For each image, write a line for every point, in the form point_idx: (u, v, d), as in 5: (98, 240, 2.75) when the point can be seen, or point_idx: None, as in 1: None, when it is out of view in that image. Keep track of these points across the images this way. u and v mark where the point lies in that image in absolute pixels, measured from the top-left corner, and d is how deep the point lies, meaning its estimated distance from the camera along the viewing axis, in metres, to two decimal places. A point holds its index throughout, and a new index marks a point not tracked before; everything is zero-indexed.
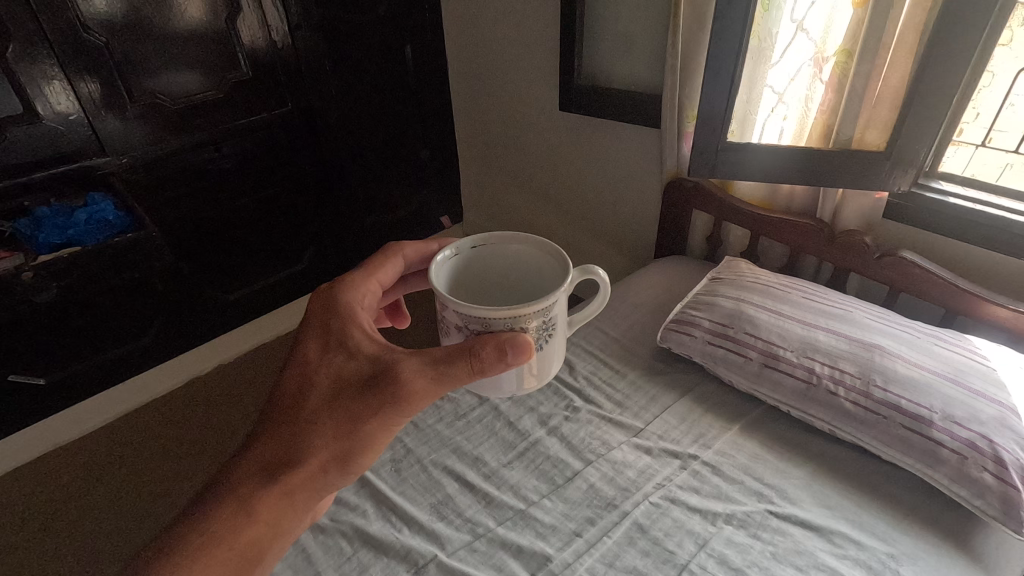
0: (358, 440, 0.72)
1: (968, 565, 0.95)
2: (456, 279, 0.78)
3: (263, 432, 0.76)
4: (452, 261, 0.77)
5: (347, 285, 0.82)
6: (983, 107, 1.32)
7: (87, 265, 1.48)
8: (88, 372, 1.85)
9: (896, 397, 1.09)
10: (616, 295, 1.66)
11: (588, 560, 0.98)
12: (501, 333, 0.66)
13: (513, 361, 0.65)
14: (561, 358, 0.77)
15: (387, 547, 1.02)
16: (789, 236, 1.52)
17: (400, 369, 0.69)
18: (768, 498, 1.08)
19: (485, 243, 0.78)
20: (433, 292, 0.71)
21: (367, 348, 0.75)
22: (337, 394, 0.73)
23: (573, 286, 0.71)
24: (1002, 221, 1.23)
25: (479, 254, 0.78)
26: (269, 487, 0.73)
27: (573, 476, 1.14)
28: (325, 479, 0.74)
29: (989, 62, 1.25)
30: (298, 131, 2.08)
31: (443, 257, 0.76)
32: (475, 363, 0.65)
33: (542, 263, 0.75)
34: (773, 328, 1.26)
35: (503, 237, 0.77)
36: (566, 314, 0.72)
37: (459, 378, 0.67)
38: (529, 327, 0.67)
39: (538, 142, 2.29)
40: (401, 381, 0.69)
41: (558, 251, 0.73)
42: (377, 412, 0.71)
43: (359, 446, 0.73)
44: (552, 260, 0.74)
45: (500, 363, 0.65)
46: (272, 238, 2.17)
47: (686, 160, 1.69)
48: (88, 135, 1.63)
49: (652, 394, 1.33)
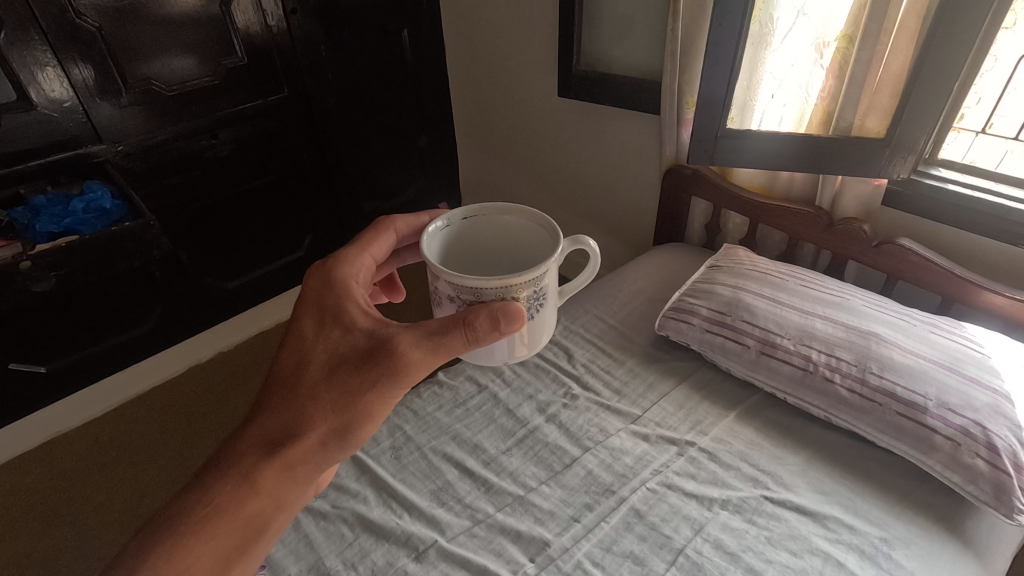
0: (359, 411, 0.71)
1: (958, 549, 0.97)
2: (447, 251, 0.78)
3: (261, 407, 0.74)
4: (444, 232, 0.77)
5: (342, 260, 0.82)
6: (984, 91, 1.30)
7: (87, 253, 1.47)
8: (89, 359, 1.87)
9: (892, 384, 1.10)
10: (615, 282, 1.66)
11: (586, 545, 1.00)
12: (493, 302, 0.67)
13: (506, 329, 0.67)
14: (551, 328, 0.79)
15: (388, 533, 1.03)
16: (789, 223, 1.52)
17: (398, 340, 0.69)
18: (764, 484, 1.09)
19: (476, 215, 0.78)
20: (425, 264, 0.71)
21: (365, 321, 0.75)
22: (337, 366, 0.72)
23: (563, 257, 0.72)
24: (1000, 209, 1.23)
25: (470, 226, 0.78)
26: (269, 461, 0.70)
27: (572, 462, 1.15)
28: (325, 453, 0.72)
29: (992, 46, 1.23)
30: (295, 117, 2.06)
31: (435, 229, 0.76)
32: (471, 333, 0.66)
33: (534, 234, 0.76)
34: (771, 316, 1.27)
35: (495, 207, 0.77)
36: (556, 284, 0.73)
37: (455, 348, 0.68)
38: (520, 297, 0.69)
39: (537, 127, 2.28)
40: (400, 351, 0.69)
41: (550, 223, 0.73)
42: (378, 382, 0.70)
43: (360, 419, 0.71)
44: (544, 232, 0.74)
45: (494, 332, 0.66)
46: (271, 226, 2.16)
47: (685, 147, 1.68)
48: (83, 122, 1.63)
49: (650, 381, 1.33)
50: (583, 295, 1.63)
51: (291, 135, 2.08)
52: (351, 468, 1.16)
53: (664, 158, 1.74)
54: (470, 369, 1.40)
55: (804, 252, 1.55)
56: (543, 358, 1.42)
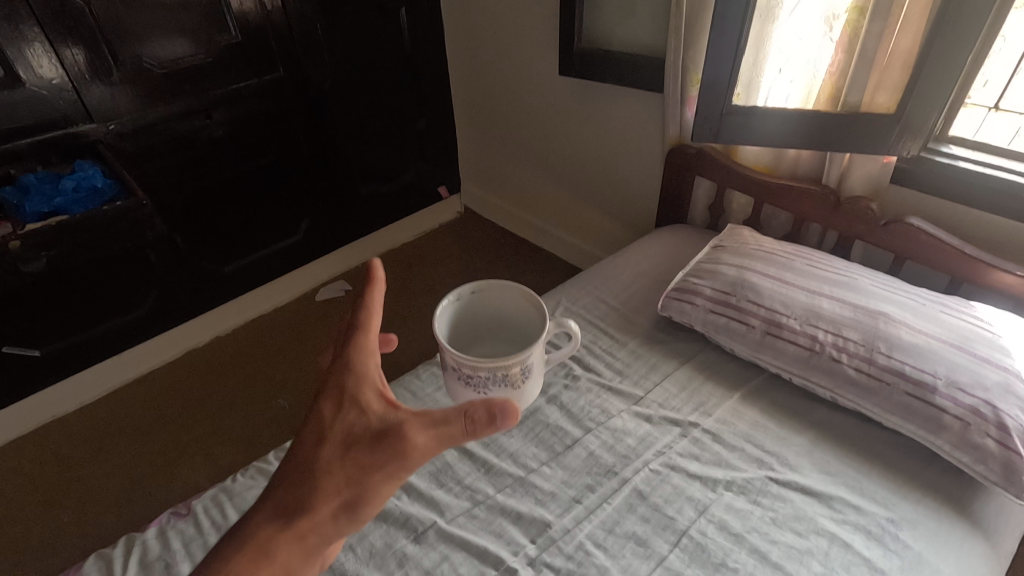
0: (373, 489, 0.65)
1: (966, 529, 0.96)
2: (455, 318, 1.01)
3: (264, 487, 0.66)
4: (453, 306, 1.00)
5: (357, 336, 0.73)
6: (992, 74, 1.28)
7: (77, 235, 1.43)
8: (84, 344, 1.83)
9: (901, 364, 1.07)
10: (617, 264, 1.63)
11: (588, 526, 0.98)
12: (493, 398, 0.67)
13: (501, 426, 0.66)
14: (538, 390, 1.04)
15: (386, 514, 1.01)
16: (794, 203, 1.49)
17: (407, 430, 0.66)
18: (769, 465, 1.07)
19: (480, 289, 1.01)
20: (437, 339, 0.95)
21: (380, 406, 0.69)
22: (352, 447, 0.66)
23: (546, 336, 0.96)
24: (1011, 186, 1.20)
25: (474, 298, 1.02)
26: (277, 538, 0.62)
27: (573, 443, 1.13)
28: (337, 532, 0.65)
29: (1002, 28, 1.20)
30: (291, 97, 2.01)
31: (446, 303, 0.99)
32: (470, 426, 0.66)
33: (525, 311, 1.00)
34: (776, 295, 1.24)
35: (493, 285, 1.00)
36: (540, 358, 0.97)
37: (458, 440, 0.66)
38: (512, 373, 0.93)
39: (538, 109, 2.23)
40: (406, 437, 0.65)
41: (539, 304, 0.96)
42: (396, 467, 0.65)
43: (375, 492, 0.65)
44: (531, 308, 0.98)
45: (490, 427, 0.65)
46: (268, 209, 2.12)
47: (688, 126, 1.65)
48: (73, 101, 1.58)
49: (652, 362, 1.31)
50: (584, 276, 1.61)
51: (287, 116, 2.03)
52: None
53: (668, 138, 1.71)
54: None
55: (810, 232, 1.52)
56: (543, 340, 1.39)
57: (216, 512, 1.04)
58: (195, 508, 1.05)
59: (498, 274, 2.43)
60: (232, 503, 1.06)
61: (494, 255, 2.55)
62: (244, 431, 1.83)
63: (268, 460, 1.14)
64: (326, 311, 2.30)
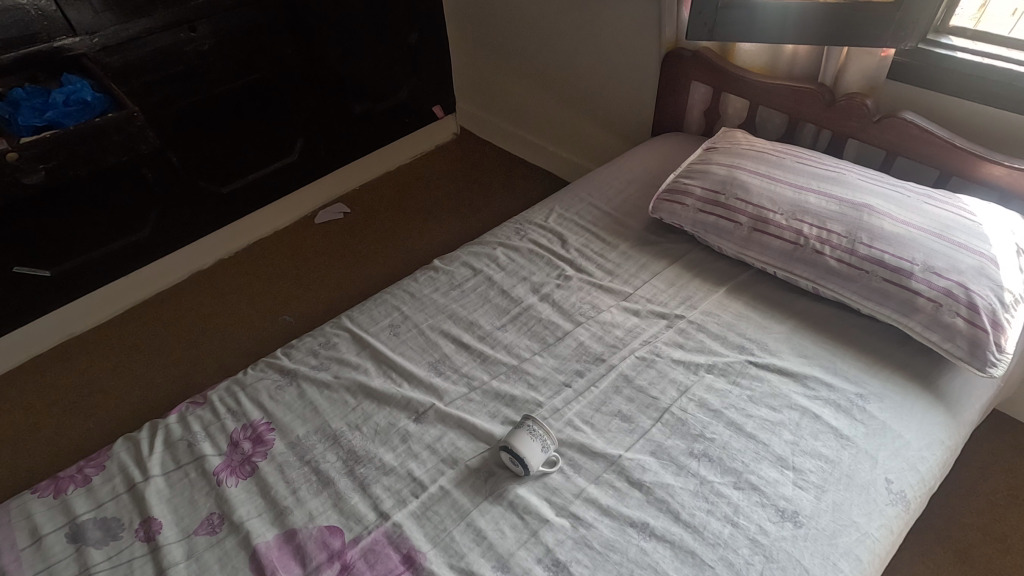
0: None
1: (929, 403, 1.03)
2: (529, 455, 0.93)
3: None
4: (530, 460, 0.93)
5: None
6: None
7: (72, 146, 1.47)
8: (92, 265, 1.86)
9: (881, 253, 1.11)
10: (610, 172, 1.64)
11: (575, 406, 1.05)
12: None
13: None
14: (529, 438, 0.94)
15: (388, 399, 1.09)
16: (788, 103, 1.47)
17: None
18: (750, 350, 1.13)
19: (529, 453, 0.93)
20: (525, 455, 0.93)
21: None
22: None
23: (517, 435, 0.94)
24: (1006, 75, 1.19)
25: (529, 454, 0.93)
26: None
27: (563, 335, 1.19)
28: None
29: None
30: (276, 7, 1.93)
31: (531, 460, 0.93)
32: None
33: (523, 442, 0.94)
34: (765, 193, 1.26)
35: (529, 444, 0.93)
36: (518, 435, 0.94)
37: None
38: (517, 436, 0.94)
39: (535, 14, 2.14)
40: None
41: (518, 437, 0.94)
42: None
43: None
44: (521, 439, 0.94)
45: None
46: (262, 128, 2.09)
47: (684, 25, 1.61)
48: (53, 12, 1.52)
49: (642, 262, 1.35)
50: (578, 185, 1.62)
51: (274, 30, 1.96)
52: (352, 346, 1.21)
53: (665, 42, 1.67)
54: (464, 256, 1.42)
55: (804, 133, 1.51)
56: (536, 245, 1.43)
57: (230, 401, 1.12)
58: (211, 398, 1.13)
59: (494, 193, 2.43)
60: (244, 393, 1.13)
61: (489, 173, 2.54)
62: (252, 345, 1.90)
63: (276, 356, 1.21)
64: (325, 232, 2.32)
